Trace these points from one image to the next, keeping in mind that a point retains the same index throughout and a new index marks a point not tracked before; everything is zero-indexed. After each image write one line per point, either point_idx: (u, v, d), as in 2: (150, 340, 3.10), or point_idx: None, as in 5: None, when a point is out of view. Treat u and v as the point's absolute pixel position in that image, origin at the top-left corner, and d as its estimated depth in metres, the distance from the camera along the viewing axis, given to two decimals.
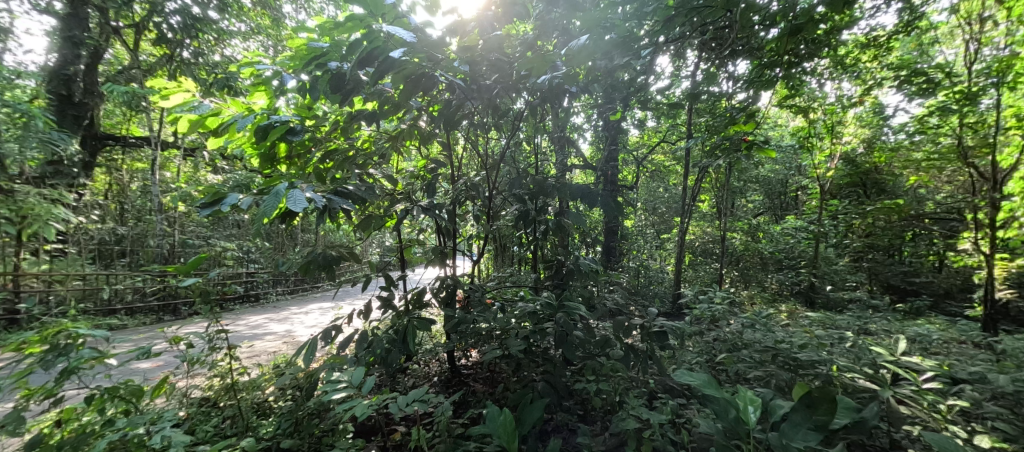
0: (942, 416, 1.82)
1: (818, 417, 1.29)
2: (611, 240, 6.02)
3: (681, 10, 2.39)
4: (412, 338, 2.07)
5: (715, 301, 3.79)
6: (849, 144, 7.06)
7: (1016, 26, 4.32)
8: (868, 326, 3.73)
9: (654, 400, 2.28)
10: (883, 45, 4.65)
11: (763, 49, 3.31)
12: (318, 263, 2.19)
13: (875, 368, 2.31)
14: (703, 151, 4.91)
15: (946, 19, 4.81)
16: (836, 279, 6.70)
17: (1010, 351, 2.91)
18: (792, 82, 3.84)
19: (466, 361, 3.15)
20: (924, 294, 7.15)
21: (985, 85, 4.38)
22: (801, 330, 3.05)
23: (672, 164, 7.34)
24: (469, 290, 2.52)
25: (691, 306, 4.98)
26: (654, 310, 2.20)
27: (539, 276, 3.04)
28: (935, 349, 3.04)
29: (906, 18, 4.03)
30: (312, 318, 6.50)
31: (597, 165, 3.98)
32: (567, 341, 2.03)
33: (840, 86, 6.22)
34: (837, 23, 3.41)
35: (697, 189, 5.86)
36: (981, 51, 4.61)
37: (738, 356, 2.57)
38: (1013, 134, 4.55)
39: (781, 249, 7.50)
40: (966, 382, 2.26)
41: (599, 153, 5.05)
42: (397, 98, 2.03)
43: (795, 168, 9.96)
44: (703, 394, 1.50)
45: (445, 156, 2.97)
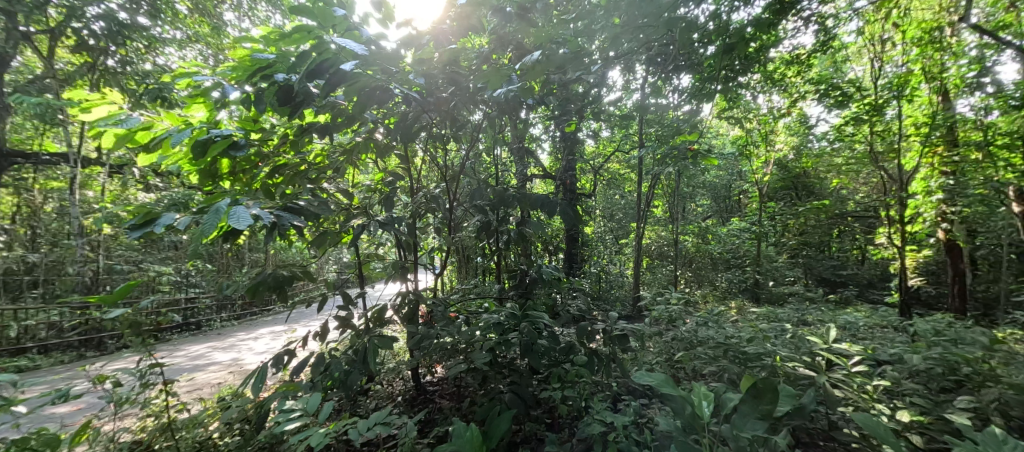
0: (870, 396, 2.03)
1: (764, 406, 1.39)
2: (573, 248, 6.17)
3: (625, 28, 2.53)
4: (374, 358, 1.98)
5: (671, 302, 3.97)
6: (781, 151, 7.77)
7: (910, 47, 4.98)
8: (806, 317, 4.09)
9: (618, 403, 2.35)
10: (805, 62, 5.13)
11: (702, 65, 3.61)
12: (268, 284, 2.03)
13: (812, 356, 2.53)
14: (654, 160, 5.17)
15: (854, 40, 5.45)
16: (777, 275, 7.44)
17: (922, 332, 3.30)
18: (730, 95, 4.15)
19: (431, 378, 3.08)
20: (851, 284, 8.10)
21: (886, 99, 5.06)
22: (750, 324, 3.26)
23: (627, 173, 7.62)
24: (431, 305, 2.46)
25: (650, 308, 5.20)
26: (615, 314, 2.27)
27: (503, 286, 3.04)
28: (861, 334, 3.38)
29: (821, 39, 4.56)
30: (262, 343, 6.08)
31: (557, 174, 4.10)
32: (533, 352, 2.03)
33: (771, 99, 6.78)
34: (765, 42, 3.77)
35: (652, 195, 6.13)
36: (884, 67, 5.28)
37: (694, 353, 2.70)
38: (912, 140, 5.28)
39: (730, 250, 7.99)
40: (887, 363, 2.53)
41: (558, 162, 5.16)
42: (351, 111, 1.95)
43: (736, 174, 10.78)
44: (661, 393, 1.53)
45: (404, 167, 2.92)
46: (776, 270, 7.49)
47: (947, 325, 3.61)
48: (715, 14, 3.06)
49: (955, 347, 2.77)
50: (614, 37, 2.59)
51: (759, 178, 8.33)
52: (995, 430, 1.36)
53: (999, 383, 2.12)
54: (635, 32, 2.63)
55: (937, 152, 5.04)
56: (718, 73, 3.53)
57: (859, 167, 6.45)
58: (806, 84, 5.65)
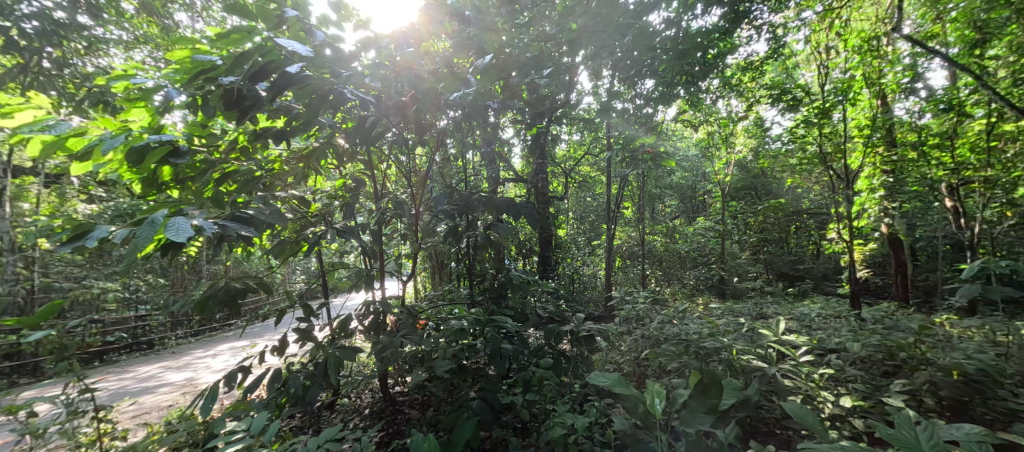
0: (817, 384, 2.16)
1: (710, 400, 1.44)
2: (546, 250, 6.21)
3: (583, 34, 2.61)
4: (336, 371, 1.89)
5: (640, 300, 4.05)
6: (741, 152, 8.13)
7: (852, 55, 5.35)
8: (765, 311, 4.28)
9: (585, 404, 2.38)
10: (759, 68, 5.38)
11: (662, 71, 3.74)
12: (219, 298, 1.83)
13: (767, 349, 2.66)
14: (621, 162, 5.29)
15: (803, 47, 5.79)
16: (740, 271, 7.77)
17: (868, 321, 3.53)
18: (690, 100, 4.30)
19: (400, 388, 3.02)
20: (807, 278, 8.54)
21: (834, 102, 5.35)
22: (713, 319, 3.37)
23: (597, 175, 7.72)
24: (397, 314, 2.40)
25: (620, 307, 5.31)
26: (581, 315, 2.30)
27: (472, 291, 3.02)
28: (814, 325, 3.58)
29: (773, 46, 4.81)
30: (221, 361, 5.77)
31: (527, 178, 4.14)
32: (499, 357, 2.02)
33: (730, 103, 7.09)
34: (721, 49, 3.94)
35: (621, 196, 6.26)
36: (830, 73, 5.52)
37: (659, 350, 2.77)
38: (857, 141, 5.65)
39: (695, 248, 7.95)
40: (834, 352, 2.69)
41: (529, 166, 5.18)
42: (303, 116, 1.89)
43: (700, 174, 11.19)
44: (615, 393, 1.56)
45: (367, 173, 2.85)
46: (740, 266, 7.80)
47: (890, 314, 3.87)
48: (672, 22, 3.18)
49: (895, 334, 2.98)
50: (573, 42, 2.65)
51: (722, 179, 8.67)
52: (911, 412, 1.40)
53: (931, 366, 2.28)
54: (594, 36, 2.68)
55: (877, 152, 5.45)
56: (678, 79, 3.66)
57: (811, 166, 6.82)
58: (761, 89, 5.93)
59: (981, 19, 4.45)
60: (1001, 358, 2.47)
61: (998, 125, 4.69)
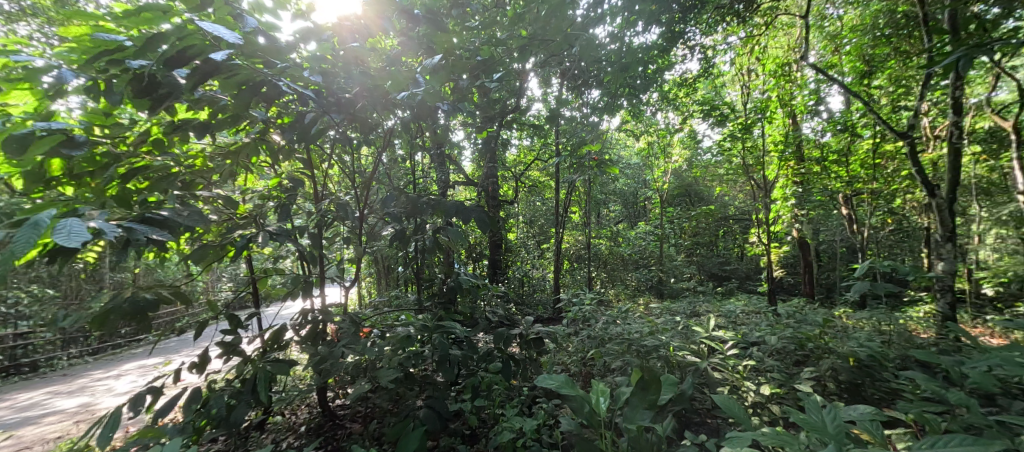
0: (743, 376, 2.34)
1: (650, 396, 1.51)
2: (496, 254, 6.21)
3: (532, 41, 2.62)
4: (265, 387, 1.73)
5: (586, 301, 4.17)
6: (677, 162, 8.70)
7: (769, 77, 5.94)
8: (698, 309, 4.61)
9: (533, 406, 2.40)
10: (692, 85, 5.79)
11: (606, 82, 3.90)
12: (124, 312, 1.58)
13: (700, 344, 2.85)
14: (569, 168, 5.39)
15: (730, 67, 6.33)
16: (677, 272, 8.42)
17: (784, 316, 3.91)
18: (631, 110, 4.51)
19: (340, 401, 2.85)
20: (733, 278, 9.35)
21: (754, 119, 6.00)
22: (653, 318, 3.55)
23: (546, 180, 7.81)
24: (337, 322, 2.26)
25: (567, 309, 5.44)
26: (529, 317, 2.30)
27: (420, 296, 2.92)
28: (739, 321, 3.91)
29: (704, 65, 5.22)
30: (126, 382, 5.09)
31: (478, 181, 4.12)
32: (446, 363, 1.96)
33: (667, 116, 7.56)
34: (660, 65, 4.20)
35: (568, 201, 6.38)
36: (751, 93, 6.24)
37: (604, 349, 2.87)
38: (773, 155, 6.28)
39: (637, 251, 8.36)
40: (756, 344, 2.95)
41: (480, 169, 5.16)
42: (230, 109, 1.72)
43: (642, 182, 11.81)
44: (562, 394, 1.59)
45: (305, 172, 2.67)
46: (676, 267, 8.35)
47: (801, 309, 4.32)
48: (616, 36, 3.33)
49: (805, 327, 3.33)
50: (523, 48, 2.65)
51: (660, 186, 9.20)
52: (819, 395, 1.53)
53: (833, 354, 2.57)
54: (543, 43, 2.71)
55: (789, 165, 6.11)
56: (621, 89, 3.82)
57: (737, 177, 7.47)
58: (694, 104, 6.40)
59: (868, 53, 5.16)
60: (888, 345, 2.84)
61: (881, 144, 5.37)
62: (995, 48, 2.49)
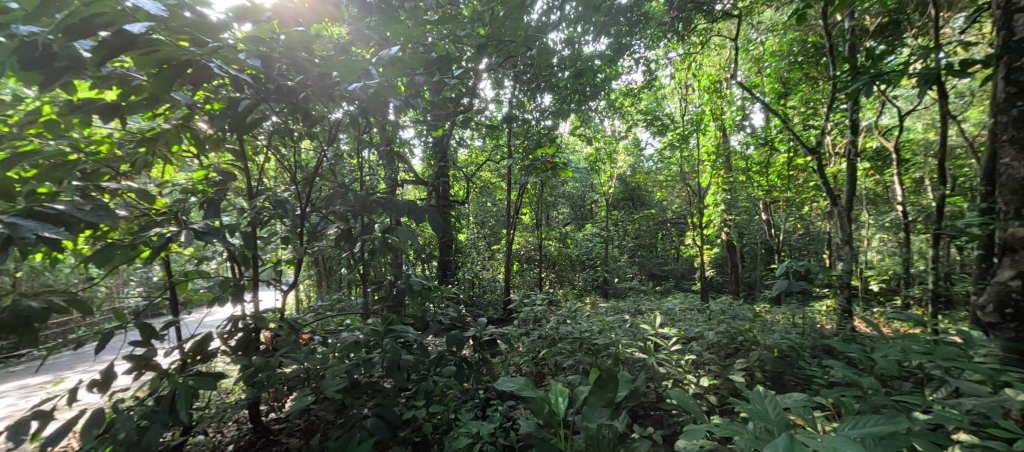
0: (684, 370, 2.49)
1: (608, 394, 1.56)
2: (446, 255, 6.11)
3: (490, 40, 2.59)
4: (186, 404, 1.54)
5: (537, 302, 4.22)
6: (621, 168, 9.08)
7: (704, 92, 6.40)
8: (641, 307, 4.83)
9: (487, 409, 2.38)
10: (636, 95, 6.07)
11: (560, 87, 3.97)
12: (1, 324, 1.33)
13: (645, 341, 2.99)
14: (521, 170, 5.36)
15: (670, 81, 6.73)
16: (621, 272, 8.76)
17: (717, 312, 4.23)
18: (582, 116, 4.65)
19: (276, 415, 2.63)
20: (671, 277, 9.95)
21: (688, 130, 6.48)
22: (601, 317, 3.66)
23: (498, 181, 7.76)
24: (274, 329, 2.07)
25: (517, 310, 5.48)
26: (484, 319, 2.28)
27: (367, 299, 2.79)
28: (678, 318, 4.16)
29: (647, 78, 5.51)
30: (2, 406, 4.33)
31: (429, 180, 4.02)
32: (397, 369, 1.88)
33: (614, 123, 7.86)
34: (609, 74, 4.36)
35: (518, 203, 6.31)
36: (688, 106, 6.69)
37: (556, 349, 2.91)
38: (706, 164, 6.77)
39: (585, 253, 8.59)
40: (694, 340, 3.15)
41: (430, 168, 5.04)
42: (148, 89, 1.51)
43: (589, 185, 12.19)
44: (522, 397, 1.58)
45: (238, 165, 2.43)
46: (620, 268, 8.72)
47: (731, 305, 4.69)
48: (568, 43, 3.41)
49: (735, 322, 3.62)
50: (481, 47, 2.61)
51: (606, 191, 9.54)
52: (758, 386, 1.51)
53: (760, 346, 2.80)
54: (500, 44, 2.70)
55: (720, 174, 6.63)
56: (573, 95, 3.92)
57: (676, 183, 7.94)
58: (638, 113, 6.72)
59: (785, 77, 5.76)
60: (804, 336, 3.15)
61: (795, 158, 5.99)
62: (888, 79, 2.87)
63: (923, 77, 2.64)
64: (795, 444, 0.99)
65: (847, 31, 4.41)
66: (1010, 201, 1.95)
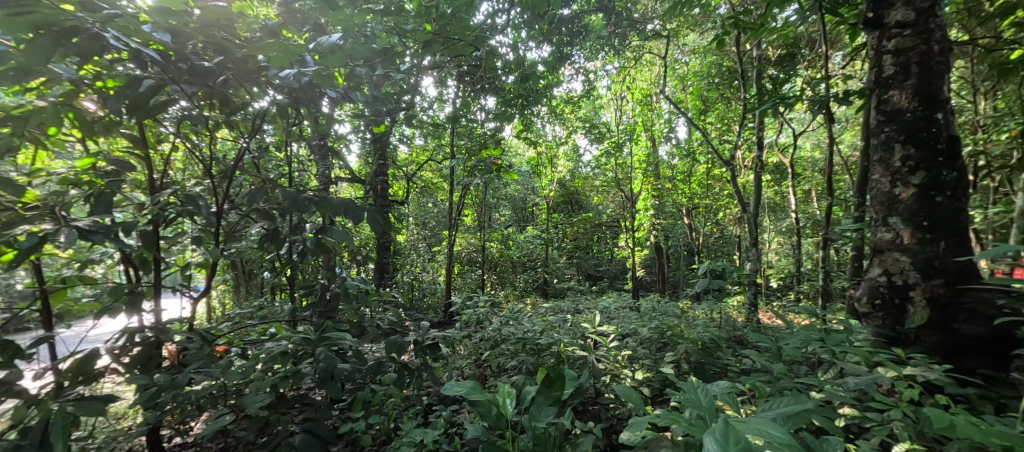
0: (621, 365, 2.61)
1: (554, 392, 1.59)
2: (383, 257, 5.86)
3: (436, 36, 2.51)
4: (61, 436, 1.30)
5: (478, 304, 4.19)
6: (561, 173, 9.34)
7: (637, 104, 6.79)
8: (579, 306, 4.99)
9: (429, 415, 2.32)
10: (576, 104, 6.28)
11: (505, 90, 3.99)
12: None
13: (584, 339, 3.09)
14: (463, 171, 5.30)
15: (607, 91, 7.07)
16: (560, 273, 9.00)
17: (648, 309, 4.51)
18: (524, 120, 4.70)
19: (184, 438, 2.33)
20: (606, 277, 10.44)
21: (622, 139, 6.87)
22: (541, 318, 3.72)
23: (440, 182, 7.57)
24: (181, 343, 1.82)
25: (458, 312, 5.40)
26: (426, 322, 2.20)
27: (296, 305, 2.58)
28: (613, 316, 4.36)
29: (586, 87, 5.73)
30: None
31: (366, 178, 3.82)
32: (331, 380, 1.75)
33: (554, 129, 8.06)
34: (551, 81, 4.47)
35: (461, 205, 6.24)
36: (622, 116, 7.06)
37: (499, 350, 2.91)
38: (638, 172, 7.20)
39: (525, 254, 8.72)
40: (628, 336, 3.32)
41: (367, 166, 4.80)
42: (16, 57, 1.24)
43: (530, 188, 12.38)
44: (470, 401, 1.56)
45: (138, 155, 2.11)
46: (559, 269, 8.96)
47: (660, 303, 5.02)
48: (513, 47, 3.43)
49: (665, 318, 3.88)
50: (426, 42, 2.52)
51: (547, 194, 9.75)
52: (692, 379, 1.52)
53: (686, 340, 3.02)
54: (445, 42, 2.65)
55: (649, 182, 7.08)
56: (517, 99, 3.95)
57: (612, 188, 8.32)
58: (577, 121, 6.96)
59: (705, 95, 6.30)
60: (722, 329, 3.46)
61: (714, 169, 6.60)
62: (790, 102, 3.26)
63: (817, 102, 3.03)
64: (729, 431, 1.04)
65: (756, 58, 4.95)
66: (880, 211, 2.26)
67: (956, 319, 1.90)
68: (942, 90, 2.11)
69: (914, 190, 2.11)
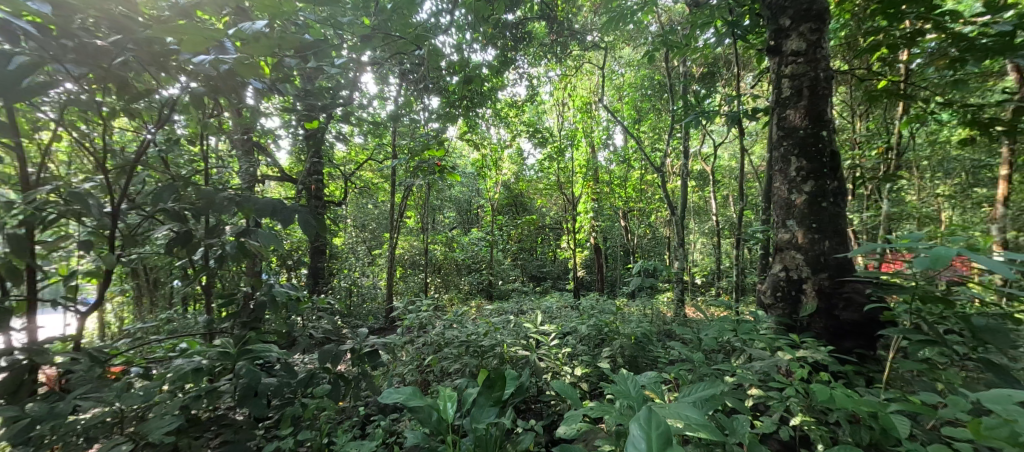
0: (561, 363, 2.71)
1: (495, 393, 1.61)
2: (318, 261, 5.52)
3: (375, 31, 2.43)
4: None
5: (421, 307, 4.11)
6: (505, 175, 9.43)
7: (577, 111, 7.06)
8: (522, 307, 5.07)
9: (367, 426, 2.24)
10: (520, 108, 6.38)
11: (448, 90, 3.96)
12: None
13: (526, 339, 3.16)
14: (405, 172, 5.17)
15: (549, 98, 7.27)
16: (505, 275, 9.05)
17: (588, 307, 4.70)
18: (469, 122, 4.70)
19: None
20: (549, 278, 10.70)
21: (564, 144, 7.09)
22: (485, 320, 3.74)
23: (381, 182, 7.30)
24: (65, 364, 1.58)
25: (400, 317, 5.24)
26: (364, 329, 2.13)
27: (215, 316, 2.36)
28: (555, 315, 4.50)
29: (530, 92, 5.87)
30: None
31: (299, 177, 3.59)
32: (255, 396, 1.63)
33: (499, 132, 8.13)
34: (495, 83, 4.51)
35: (403, 206, 6.07)
36: (564, 122, 7.27)
37: (442, 354, 2.88)
38: (578, 176, 7.48)
39: (470, 256, 8.68)
40: (568, 334, 3.45)
41: (300, 164, 4.50)
42: None
43: (475, 190, 12.37)
44: (409, 407, 1.54)
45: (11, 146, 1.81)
46: (504, 271, 9.02)
47: (599, 301, 5.26)
48: (457, 48, 3.43)
49: (602, 316, 4.07)
50: (365, 37, 2.43)
51: (492, 196, 9.77)
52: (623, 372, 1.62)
53: (621, 335, 3.20)
54: (386, 38, 2.59)
55: (589, 186, 7.40)
56: (461, 101, 3.94)
57: (554, 192, 8.57)
58: (520, 125, 7.07)
59: (639, 105, 6.72)
60: (653, 324, 3.71)
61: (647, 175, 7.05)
62: (710, 115, 3.59)
63: (732, 116, 3.36)
64: (653, 416, 1.12)
65: (683, 74, 5.37)
66: (780, 215, 2.57)
67: (837, 306, 2.21)
68: (826, 111, 2.45)
69: (806, 197, 2.42)
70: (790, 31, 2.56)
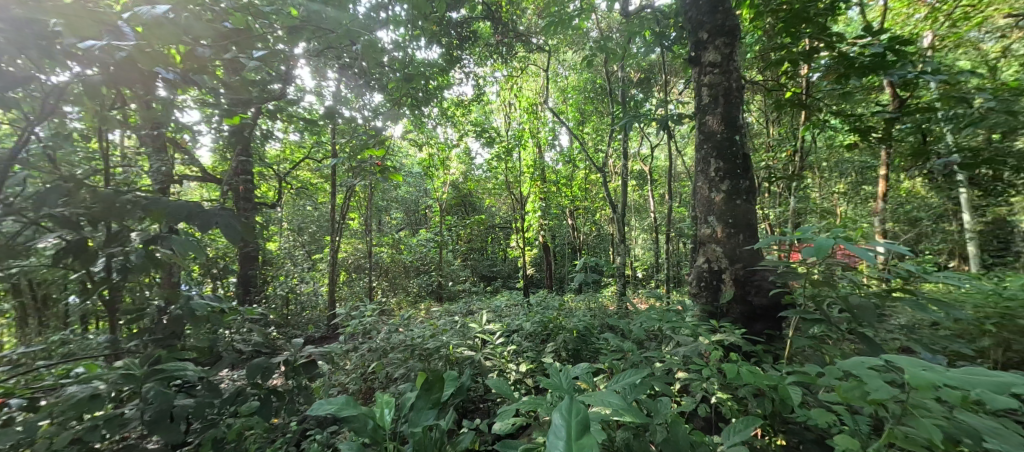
0: (507, 361, 2.74)
1: (434, 395, 1.61)
2: (249, 268, 5.12)
3: (304, 23, 2.30)
4: None
5: (364, 312, 3.97)
6: (453, 175, 9.32)
7: (523, 111, 7.14)
8: (471, 308, 5.05)
9: (304, 440, 2.13)
10: (467, 107, 6.34)
11: (390, 88, 3.84)
12: None
13: (473, 339, 3.17)
14: (346, 171, 4.94)
15: (495, 98, 7.30)
16: (455, 276, 8.95)
17: (536, 304, 4.79)
18: (413, 120, 4.59)
19: None
20: (499, 277, 10.74)
21: (511, 145, 7.16)
22: (432, 322, 3.68)
23: (320, 182, 6.93)
24: None
25: (344, 324, 5.00)
26: (297, 339, 2.02)
27: (123, 333, 2.12)
28: (503, 314, 4.53)
29: (476, 91, 5.85)
30: None
31: (224, 177, 3.32)
32: (166, 420, 1.48)
33: (445, 131, 8.03)
34: (439, 81, 4.43)
35: (345, 207, 5.81)
36: (511, 122, 7.34)
37: (386, 360, 2.81)
38: (525, 175, 7.57)
39: (418, 258, 8.49)
40: (515, 332, 3.50)
41: (226, 163, 4.15)
42: None
43: (423, 191, 12.10)
44: (342, 417, 1.48)
45: None
46: (454, 272, 8.91)
47: (547, 298, 5.37)
48: (398, 45, 3.35)
49: (549, 312, 4.17)
50: (292, 29, 2.30)
51: (440, 196, 9.62)
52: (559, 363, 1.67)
53: (565, 330, 3.30)
54: (317, 30, 2.46)
55: (536, 185, 7.53)
56: (403, 98, 3.84)
57: (503, 191, 8.62)
58: (467, 124, 7.03)
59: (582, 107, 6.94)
60: (596, 318, 3.87)
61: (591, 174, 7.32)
62: (643, 118, 3.81)
63: (663, 120, 3.59)
64: (574, 405, 1.17)
65: (622, 79, 5.63)
66: (702, 211, 2.79)
67: (750, 293, 2.45)
68: (739, 116, 2.70)
69: (724, 195, 2.65)
70: (707, 44, 2.79)
